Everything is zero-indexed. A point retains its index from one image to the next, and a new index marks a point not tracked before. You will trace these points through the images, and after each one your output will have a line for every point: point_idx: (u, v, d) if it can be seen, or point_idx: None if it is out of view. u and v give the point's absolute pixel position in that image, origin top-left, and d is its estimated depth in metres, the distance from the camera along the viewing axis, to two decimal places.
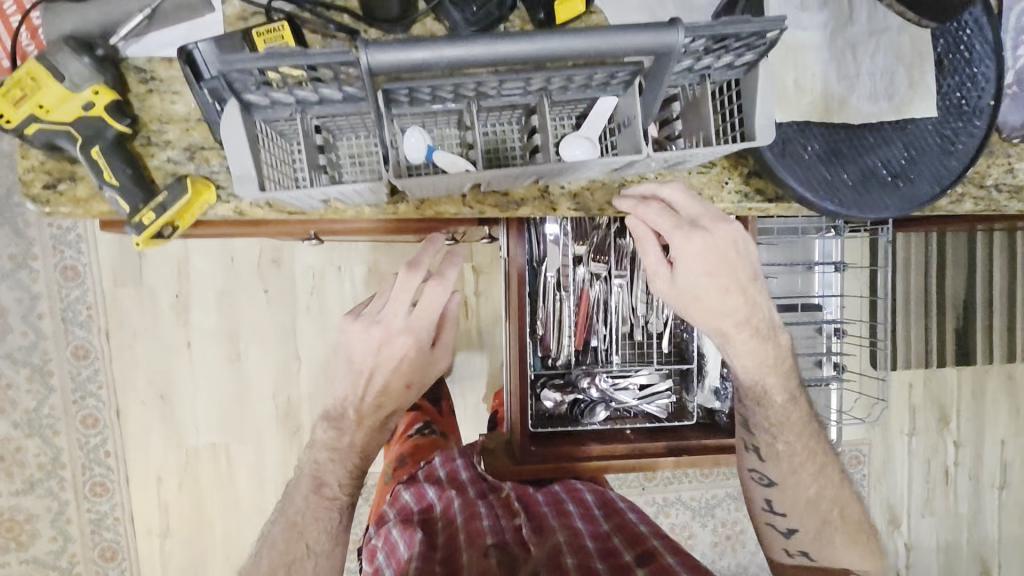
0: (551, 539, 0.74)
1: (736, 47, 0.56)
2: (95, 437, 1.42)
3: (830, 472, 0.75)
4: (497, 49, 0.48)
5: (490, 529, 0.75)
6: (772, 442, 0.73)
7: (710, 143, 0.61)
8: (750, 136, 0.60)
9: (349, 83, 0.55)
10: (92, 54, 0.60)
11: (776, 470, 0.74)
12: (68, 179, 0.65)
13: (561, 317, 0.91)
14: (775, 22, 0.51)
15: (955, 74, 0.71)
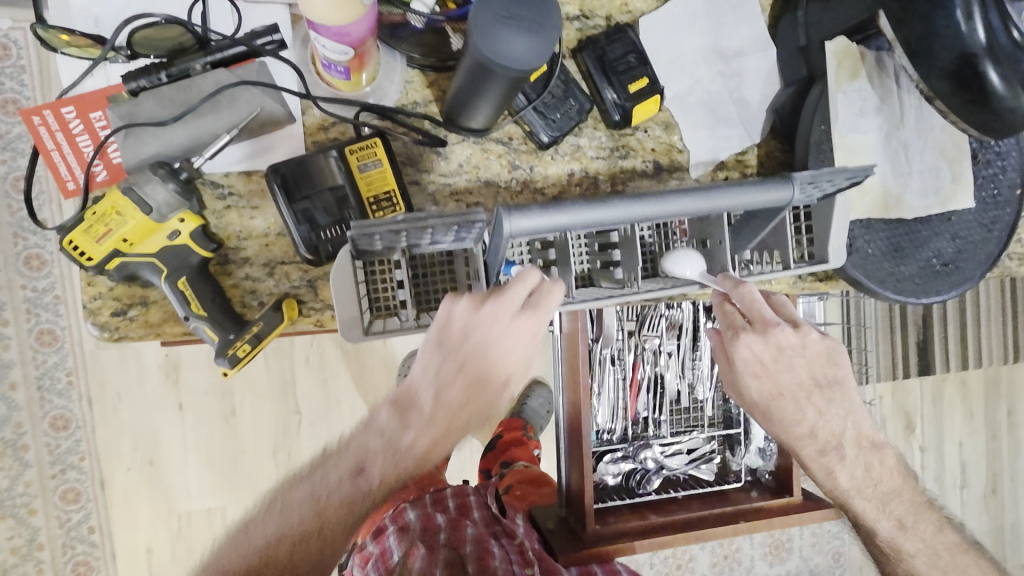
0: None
1: (825, 187, 0.58)
2: (77, 512, 1.31)
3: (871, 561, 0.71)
4: (627, 210, 0.47)
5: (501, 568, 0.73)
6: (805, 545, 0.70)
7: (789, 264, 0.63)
8: (820, 257, 0.64)
9: (464, 231, 0.52)
10: (177, 179, 0.56)
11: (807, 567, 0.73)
12: (139, 304, 0.60)
13: (614, 390, 0.93)
14: (864, 169, 0.56)
15: (989, 165, 0.77)
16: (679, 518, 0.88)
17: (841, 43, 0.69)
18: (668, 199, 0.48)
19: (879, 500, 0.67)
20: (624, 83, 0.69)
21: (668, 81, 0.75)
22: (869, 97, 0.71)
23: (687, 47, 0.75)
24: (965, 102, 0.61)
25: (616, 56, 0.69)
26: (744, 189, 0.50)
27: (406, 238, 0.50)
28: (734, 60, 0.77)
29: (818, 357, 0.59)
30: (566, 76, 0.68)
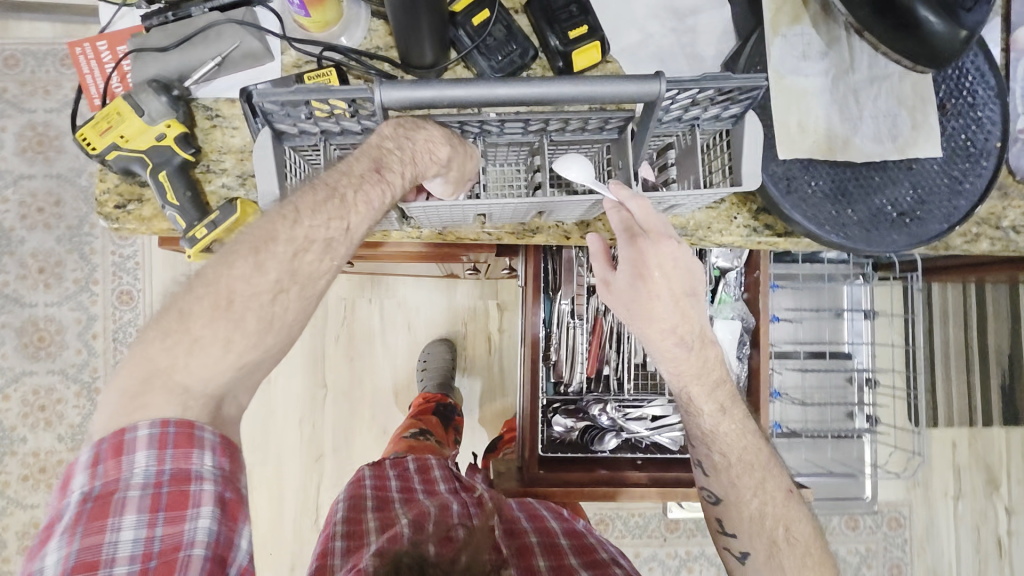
0: (522, 539, 0.80)
1: (720, 101, 0.61)
2: None
3: (769, 486, 0.78)
4: (494, 92, 0.53)
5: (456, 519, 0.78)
6: (708, 454, 0.78)
7: (699, 186, 0.66)
8: (738, 181, 0.64)
9: (367, 114, 0.61)
10: (169, 95, 0.70)
11: (720, 486, 0.79)
12: (136, 200, 0.74)
13: (574, 346, 0.94)
14: (756, 80, 0.57)
15: (960, 116, 0.73)
16: (629, 475, 0.91)
17: None
18: (535, 84, 0.53)
19: (715, 399, 0.76)
20: (565, 31, 0.75)
21: (617, 36, 0.79)
22: (813, 41, 0.71)
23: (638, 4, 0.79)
24: (889, 28, 0.61)
25: (558, 5, 0.75)
26: (609, 81, 0.53)
27: (314, 112, 0.59)
28: (688, 17, 0.79)
29: (680, 270, 0.68)
30: (508, 21, 0.75)
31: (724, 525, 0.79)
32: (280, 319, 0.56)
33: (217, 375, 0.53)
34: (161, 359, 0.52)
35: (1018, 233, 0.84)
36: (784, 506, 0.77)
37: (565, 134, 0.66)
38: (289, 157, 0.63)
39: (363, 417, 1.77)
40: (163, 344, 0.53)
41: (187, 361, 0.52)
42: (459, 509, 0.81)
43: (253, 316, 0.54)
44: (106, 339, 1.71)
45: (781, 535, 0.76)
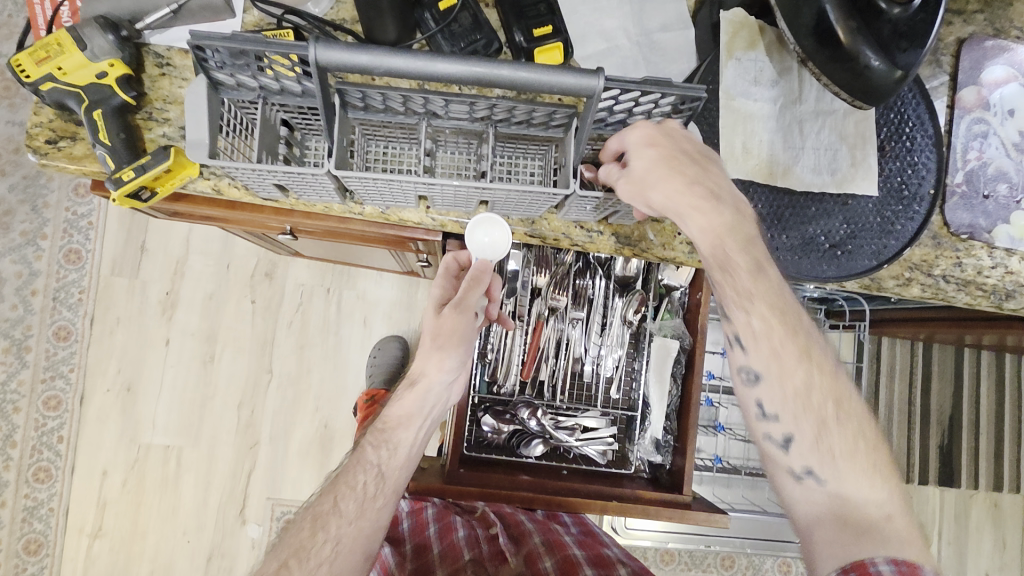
0: (526, 544, 0.82)
1: (666, 112, 0.63)
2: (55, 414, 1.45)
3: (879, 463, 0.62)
4: (433, 67, 0.52)
5: (465, 543, 0.82)
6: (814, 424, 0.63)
7: None
8: None
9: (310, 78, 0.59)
10: (116, 34, 0.68)
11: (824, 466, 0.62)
12: (69, 138, 0.71)
13: (511, 348, 0.94)
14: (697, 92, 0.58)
15: (897, 159, 0.76)
16: (551, 483, 0.89)
17: (738, 13, 0.73)
18: (475, 66, 0.53)
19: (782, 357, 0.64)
20: (530, 28, 0.76)
21: (583, 41, 0.79)
22: (765, 68, 0.74)
23: (607, 14, 0.79)
24: (828, 59, 0.64)
25: (527, 2, 0.77)
26: (549, 70, 0.53)
27: (250, 65, 0.56)
28: (656, 34, 0.80)
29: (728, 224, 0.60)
30: (476, 11, 0.76)
31: (808, 474, 0.63)
32: (350, 505, 0.71)
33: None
34: (317, 519, 0.69)
35: (948, 282, 0.86)
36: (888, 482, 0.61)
37: (509, 126, 0.66)
38: (226, 110, 0.61)
39: (305, 410, 1.71)
40: (319, 510, 0.70)
41: (307, 545, 0.67)
42: (465, 531, 0.85)
43: (311, 551, 0.66)
44: (45, 297, 1.65)
45: (880, 520, 0.59)
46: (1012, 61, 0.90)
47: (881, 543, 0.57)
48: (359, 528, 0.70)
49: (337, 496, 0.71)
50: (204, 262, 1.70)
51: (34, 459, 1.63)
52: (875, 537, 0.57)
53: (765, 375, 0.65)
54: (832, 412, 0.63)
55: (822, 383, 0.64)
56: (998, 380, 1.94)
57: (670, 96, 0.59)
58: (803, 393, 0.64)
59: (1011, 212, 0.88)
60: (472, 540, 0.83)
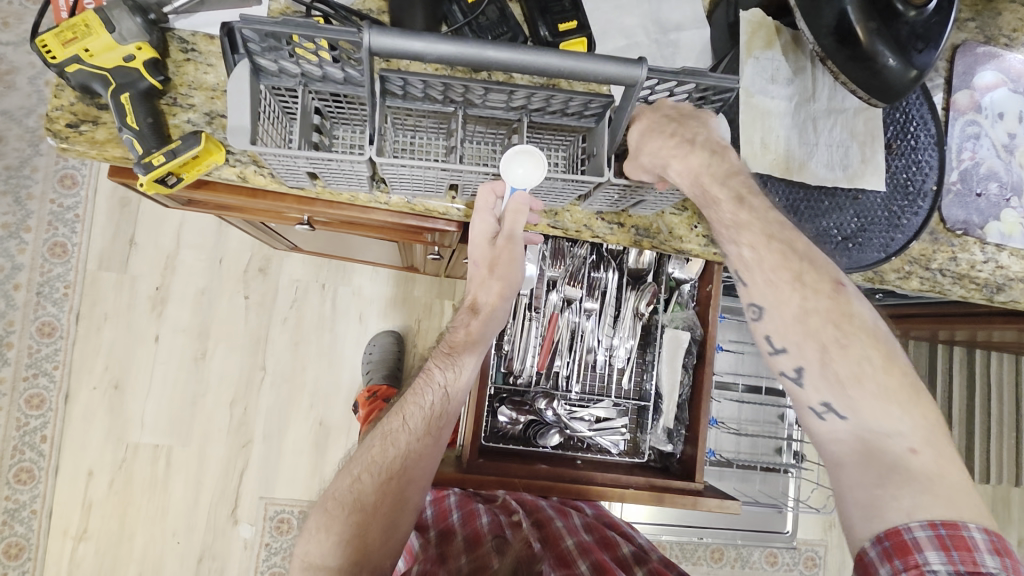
0: (551, 535, 0.82)
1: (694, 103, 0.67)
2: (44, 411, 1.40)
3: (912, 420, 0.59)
4: (483, 53, 0.53)
5: (488, 530, 0.82)
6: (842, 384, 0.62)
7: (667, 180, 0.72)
8: None
9: (353, 64, 0.59)
10: (145, 17, 0.68)
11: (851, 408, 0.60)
12: (91, 122, 0.70)
13: (528, 339, 0.95)
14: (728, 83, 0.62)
15: (903, 157, 0.80)
16: (569, 472, 0.90)
17: (756, 14, 0.76)
18: (524, 53, 0.54)
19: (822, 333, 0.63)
20: (554, 23, 0.78)
21: (603, 38, 0.81)
22: (782, 67, 0.77)
23: (627, 12, 0.82)
24: (848, 58, 0.66)
25: None
26: (596, 59, 0.55)
27: (295, 49, 0.56)
28: (673, 32, 0.82)
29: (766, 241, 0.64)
30: (502, 4, 0.77)
31: (829, 410, 0.61)
32: (414, 430, 0.77)
33: (344, 502, 0.73)
34: (387, 440, 0.76)
35: (944, 276, 0.91)
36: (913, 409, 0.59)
37: (543, 116, 0.68)
38: (264, 96, 0.61)
39: (301, 407, 1.69)
40: (387, 434, 0.77)
41: (377, 463, 0.75)
42: (488, 517, 0.84)
43: (382, 465, 0.75)
44: (28, 292, 1.60)
45: (906, 455, 0.57)
46: (1001, 68, 0.95)
47: (912, 483, 0.55)
48: (425, 449, 0.77)
49: (405, 415, 0.78)
50: (197, 256, 1.67)
51: (16, 460, 1.57)
52: (902, 476, 0.55)
53: (786, 343, 0.64)
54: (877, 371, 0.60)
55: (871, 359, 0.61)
56: (969, 375, 2.03)
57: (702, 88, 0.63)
58: (803, 321, 0.63)
59: (1001, 209, 0.93)
60: (497, 527, 0.82)
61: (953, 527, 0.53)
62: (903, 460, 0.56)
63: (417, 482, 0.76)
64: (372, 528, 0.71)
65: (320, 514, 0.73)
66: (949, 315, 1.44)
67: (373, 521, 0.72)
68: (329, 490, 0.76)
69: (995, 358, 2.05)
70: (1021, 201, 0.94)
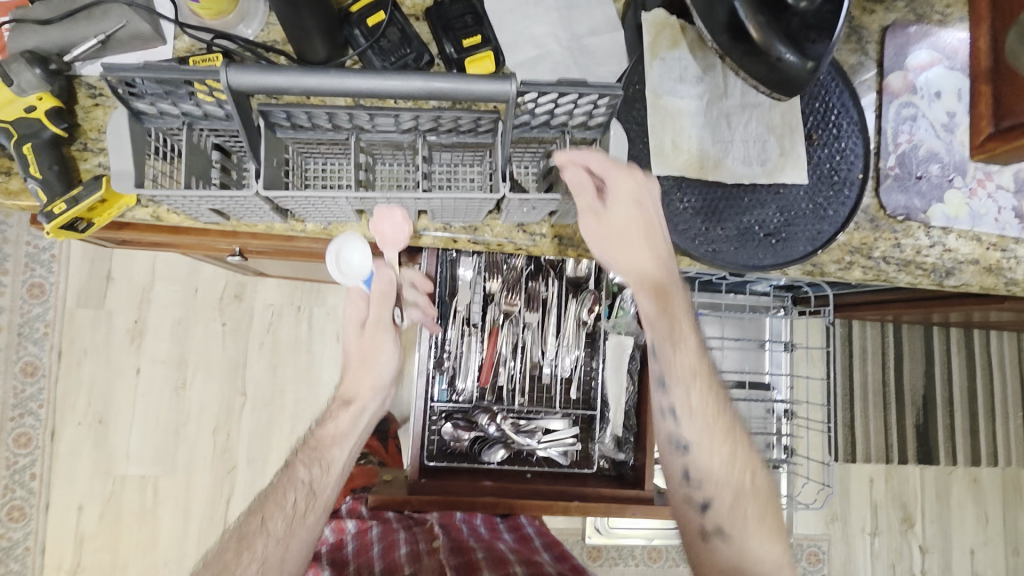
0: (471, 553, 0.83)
1: (586, 110, 0.64)
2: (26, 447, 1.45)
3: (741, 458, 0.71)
4: (346, 82, 0.54)
5: (406, 554, 0.82)
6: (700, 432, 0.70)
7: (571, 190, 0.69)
8: None
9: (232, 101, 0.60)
10: (45, 68, 0.68)
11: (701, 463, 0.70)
12: (3, 173, 0.71)
13: (468, 356, 0.95)
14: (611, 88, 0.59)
15: (825, 146, 0.78)
16: (514, 487, 0.89)
17: (659, 14, 0.76)
18: (387, 79, 0.54)
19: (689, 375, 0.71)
20: (459, 39, 0.77)
21: (513, 49, 0.80)
22: (690, 66, 0.76)
23: (536, 21, 0.80)
24: (745, 53, 0.65)
25: (454, 15, 0.78)
26: (461, 78, 0.55)
27: (168, 93, 0.57)
28: (586, 37, 0.81)
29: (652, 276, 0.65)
30: (403, 26, 0.77)
31: (690, 473, 0.70)
32: (286, 503, 0.69)
33: (259, 567, 0.63)
34: (255, 522, 0.67)
35: (888, 264, 0.88)
36: (766, 520, 0.69)
37: (439, 134, 0.68)
38: (153, 139, 0.62)
39: (283, 430, 1.70)
40: (254, 521, 0.67)
41: (246, 543, 0.65)
42: (409, 545, 0.84)
43: (254, 548, 0.64)
44: (9, 333, 1.63)
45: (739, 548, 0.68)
46: (936, 46, 0.93)
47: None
48: (302, 527, 0.68)
49: (278, 497, 0.69)
50: (172, 289, 1.69)
51: (6, 499, 1.60)
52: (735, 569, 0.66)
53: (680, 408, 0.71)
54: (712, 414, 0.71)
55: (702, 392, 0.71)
56: (968, 356, 1.98)
57: (587, 95, 0.60)
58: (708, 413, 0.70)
59: (944, 191, 0.90)
60: (414, 556, 0.81)
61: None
62: (743, 556, 0.67)
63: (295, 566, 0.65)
64: None
65: (224, 571, 0.62)
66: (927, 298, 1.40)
67: None
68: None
69: (993, 336, 1.99)
70: (965, 181, 0.91)
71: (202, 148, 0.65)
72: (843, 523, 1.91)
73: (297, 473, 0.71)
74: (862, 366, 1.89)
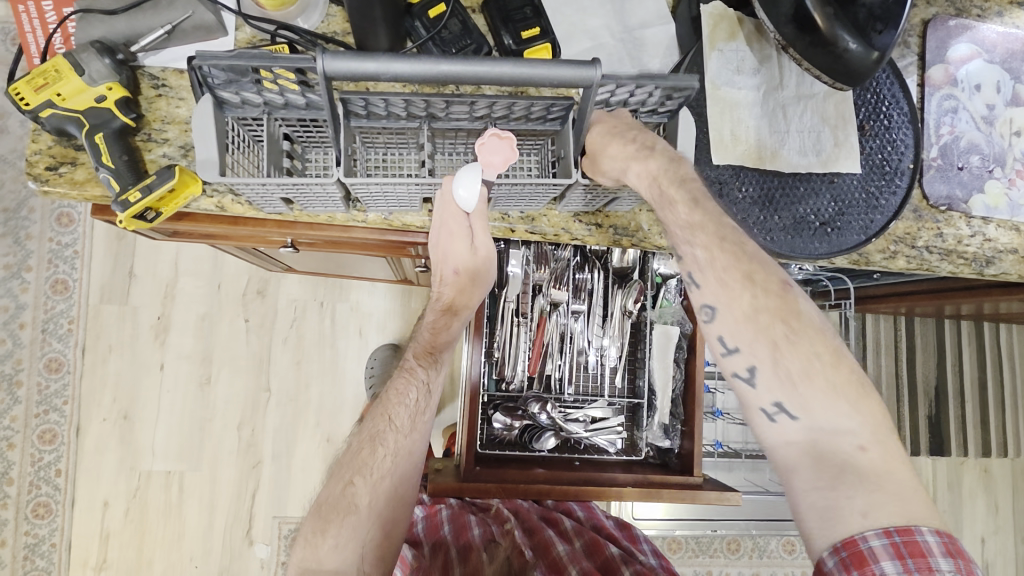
0: (541, 539, 0.85)
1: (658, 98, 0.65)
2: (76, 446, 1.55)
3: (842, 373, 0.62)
4: (437, 68, 0.54)
5: (479, 539, 0.84)
6: (775, 360, 0.63)
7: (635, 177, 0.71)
8: None
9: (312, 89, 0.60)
10: (113, 58, 0.69)
11: (789, 395, 0.62)
12: (69, 164, 0.71)
13: (518, 344, 0.95)
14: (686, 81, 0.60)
15: (877, 137, 0.80)
16: (567, 475, 0.90)
17: (718, 6, 0.77)
18: (476, 64, 0.54)
19: (749, 297, 0.64)
20: (518, 30, 0.78)
21: (569, 42, 0.81)
22: (747, 57, 0.78)
23: (590, 14, 0.81)
24: (809, 45, 0.67)
25: (513, 6, 0.79)
26: (549, 63, 0.55)
27: (254, 81, 0.57)
28: (639, 30, 0.82)
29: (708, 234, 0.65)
30: (464, 17, 0.78)
31: (780, 412, 0.63)
32: (393, 423, 0.79)
33: (392, 459, 0.77)
34: (369, 440, 0.78)
35: (931, 253, 0.90)
36: (863, 406, 0.61)
37: (508, 123, 0.68)
38: (231, 128, 0.62)
39: (308, 425, 1.71)
40: (367, 447, 0.77)
41: (368, 461, 0.76)
42: (480, 528, 0.86)
43: (372, 466, 0.76)
44: (33, 329, 1.62)
45: (854, 453, 0.59)
46: (974, 39, 0.94)
47: (862, 484, 0.58)
48: (412, 443, 0.79)
49: (389, 414, 0.79)
50: (196, 284, 1.69)
51: (32, 495, 1.60)
52: (853, 477, 0.58)
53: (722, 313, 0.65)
54: (782, 331, 0.63)
55: (769, 302, 0.64)
56: (979, 348, 2.01)
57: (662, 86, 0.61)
58: (754, 318, 0.64)
59: (984, 181, 0.92)
60: (488, 537, 0.85)
61: (907, 533, 0.56)
62: (853, 460, 0.59)
63: (410, 481, 0.78)
64: (365, 532, 0.72)
65: (363, 466, 0.76)
66: (949, 290, 1.42)
67: (367, 522, 0.73)
68: (322, 495, 0.76)
69: (1004, 328, 2.03)
70: (1004, 171, 0.93)
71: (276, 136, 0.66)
72: None
73: (415, 373, 0.84)
74: (876, 358, 1.91)
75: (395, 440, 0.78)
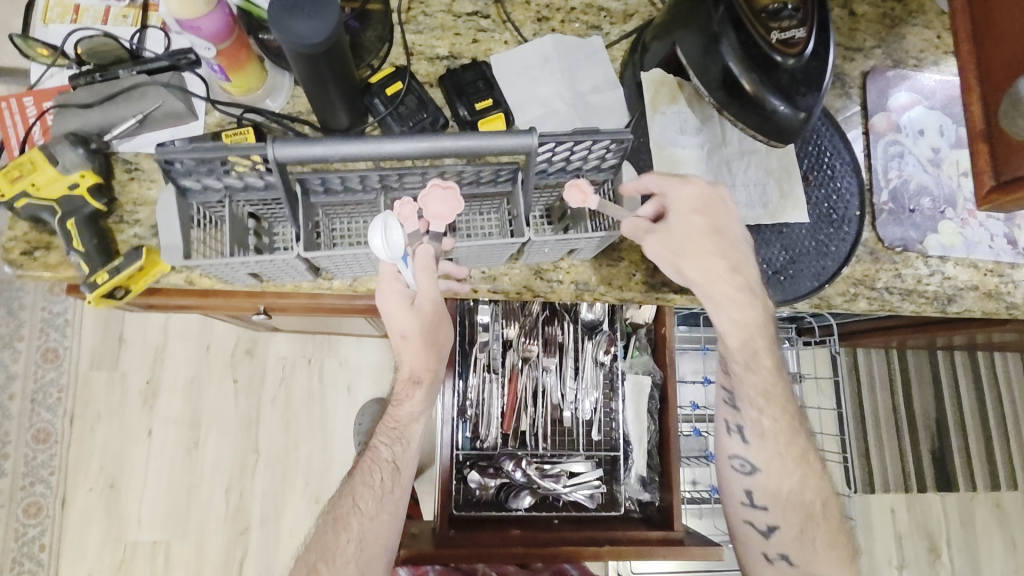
0: None
1: (598, 157, 0.69)
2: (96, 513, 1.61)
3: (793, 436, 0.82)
4: (381, 147, 0.58)
5: None
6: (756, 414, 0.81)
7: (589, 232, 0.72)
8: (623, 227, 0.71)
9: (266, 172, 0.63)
10: (86, 147, 0.73)
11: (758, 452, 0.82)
12: (43, 248, 0.74)
13: (491, 401, 0.97)
14: (619, 134, 0.63)
15: (822, 187, 0.83)
16: (544, 535, 0.89)
17: (657, 74, 0.83)
18: (417, 142, 0.58)
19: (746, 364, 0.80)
20: (471, 103, 0.83)
21: (523, 108, 0.85)
22: (688, 118, 0.83)
23: (542, 83, 0.85)
24: (740, 107, 0.70)
25: (467, 80, 0.84)
26: (487, 135, 0.59)
27: (211, 169, 0.61)
28: (589, 95, 0.86)
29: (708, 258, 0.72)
30: (420, 93, 0.83)
31: (746, 465, 0.83)
32: (360, 500, 0.78)
33: (358, 544, 0.77)
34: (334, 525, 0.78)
35: (892, 294, 0.91)
36: (807, 468, 0.82)
37: (461, 188, 0.72)
38: (195, 212, 0.66)
39: (296, 489, 1.68)
40: (333, 534, 0.78)
41: (335, 538, 0.77)
42: None
43: (338, 553, 0.76)
44: (23, 400, 1.63)
45: (796, 498, 0.81)
46: (914, 88, 0.99)
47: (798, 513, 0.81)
48: (383, 526, 0.79)
49: (355, 498, 0.79)
50: (183, 347, 1.70)
51: (16, 572, 1.57)
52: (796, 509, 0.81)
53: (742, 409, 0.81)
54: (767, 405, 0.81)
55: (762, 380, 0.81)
56: (976, 378, 1.99)
57: (601, 141, 0.64)
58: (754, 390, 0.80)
59: (937, 221, 0.94)
60: None
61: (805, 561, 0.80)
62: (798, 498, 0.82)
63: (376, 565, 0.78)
64: None
65: (328, 551, 0.77)
66: (930, 323, 1.42)
67: None
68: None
69: (999, 356, 2.00)
70: (956, 212, 0.95)
71: (239, 217, 0.69)
72: (869, 558, 1.86)
73: (380, 452, 0.81)
74: (871, 392, 1.90)
75: (357, 517, 0.78)
